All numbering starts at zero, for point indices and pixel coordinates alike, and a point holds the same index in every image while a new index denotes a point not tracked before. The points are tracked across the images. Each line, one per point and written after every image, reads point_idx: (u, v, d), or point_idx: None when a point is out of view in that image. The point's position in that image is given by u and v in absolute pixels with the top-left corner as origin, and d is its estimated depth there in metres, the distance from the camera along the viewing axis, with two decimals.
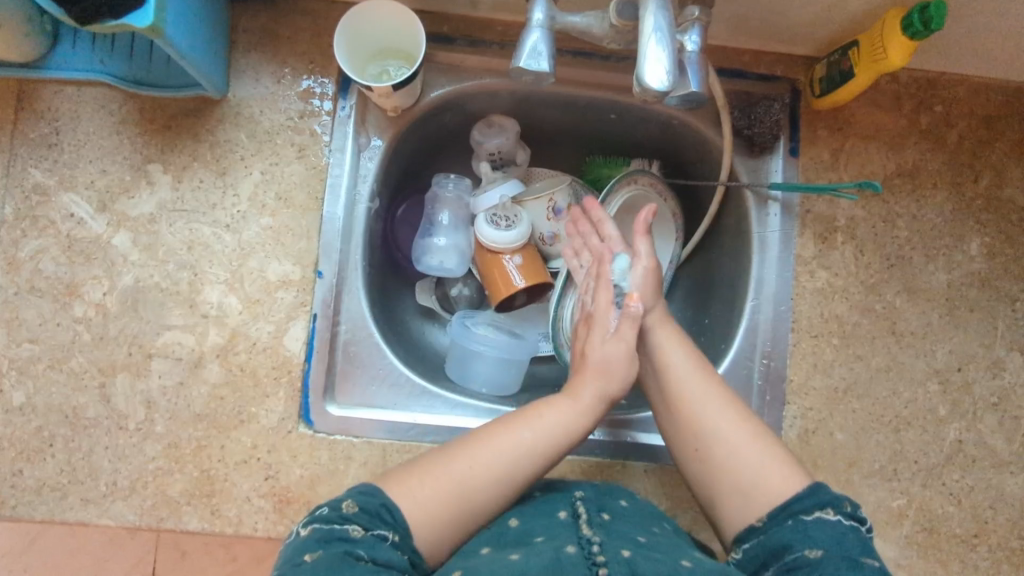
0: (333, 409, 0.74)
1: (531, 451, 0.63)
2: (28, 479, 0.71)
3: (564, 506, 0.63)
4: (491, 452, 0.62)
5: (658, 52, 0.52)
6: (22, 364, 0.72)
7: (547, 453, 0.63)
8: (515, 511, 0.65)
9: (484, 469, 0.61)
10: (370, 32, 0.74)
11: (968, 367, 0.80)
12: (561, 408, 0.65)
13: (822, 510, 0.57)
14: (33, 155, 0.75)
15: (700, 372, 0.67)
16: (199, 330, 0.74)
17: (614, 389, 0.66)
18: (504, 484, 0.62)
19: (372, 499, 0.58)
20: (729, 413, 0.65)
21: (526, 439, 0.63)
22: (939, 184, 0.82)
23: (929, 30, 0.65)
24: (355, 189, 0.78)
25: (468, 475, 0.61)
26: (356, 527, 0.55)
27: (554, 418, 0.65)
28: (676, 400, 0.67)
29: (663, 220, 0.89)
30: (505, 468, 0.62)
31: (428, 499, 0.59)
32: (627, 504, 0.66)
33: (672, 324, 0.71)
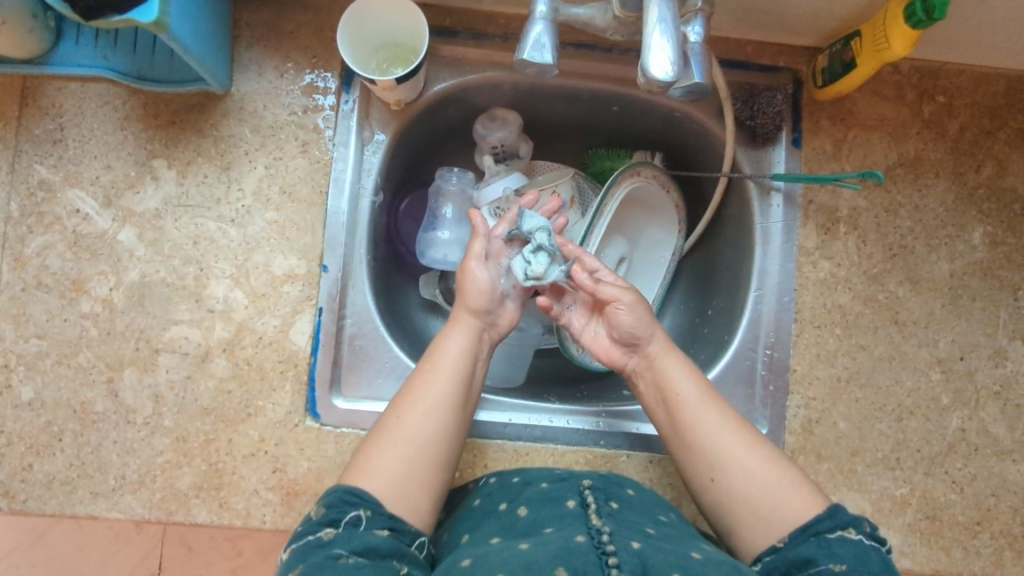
0: (339, 402, 0.75)
1: (443, 377, 0.67)
2: (38, 473, 0.72)
3: (573, 494, 0.64)
4: (412, 396, 0.66)
5: (662, 43, 0.52)
6: (30, 360, 0.73)
7: (461, 373, 0.68)
8: (523, 501, 0.65)
9: (412, 412, 0.65)
10: (373, 26, 0.74)
11: (970, 356, 0.81)
12: (457, 334, 0.70)
13: (844, 529, 0.58)
14: (38, 151, 0.75)
15: (707, 399, 0.67)
16: (205, 324, 0.74)
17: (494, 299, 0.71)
18: (444, 408, 0.65)
19: (334, 494, 0.60)
20: (741, 438, 0.65)
21: (436, 371, 0.67)
22: (942, 174, 0.82)
23: (932, 19, 0.65)
24: (359, 183, 0.78)
25: (411, 420, 0.64)
26: (329, 528, 0.57)
27: (453, 346, 0.69)
28: (688, 430, 0.66)
29: (666, 215, 0.90)
30: (432, 398, 0.66)
31: (388, 464, 0.62)
32: (634, 492, 0.68)
33: (675, 348, 0.71)
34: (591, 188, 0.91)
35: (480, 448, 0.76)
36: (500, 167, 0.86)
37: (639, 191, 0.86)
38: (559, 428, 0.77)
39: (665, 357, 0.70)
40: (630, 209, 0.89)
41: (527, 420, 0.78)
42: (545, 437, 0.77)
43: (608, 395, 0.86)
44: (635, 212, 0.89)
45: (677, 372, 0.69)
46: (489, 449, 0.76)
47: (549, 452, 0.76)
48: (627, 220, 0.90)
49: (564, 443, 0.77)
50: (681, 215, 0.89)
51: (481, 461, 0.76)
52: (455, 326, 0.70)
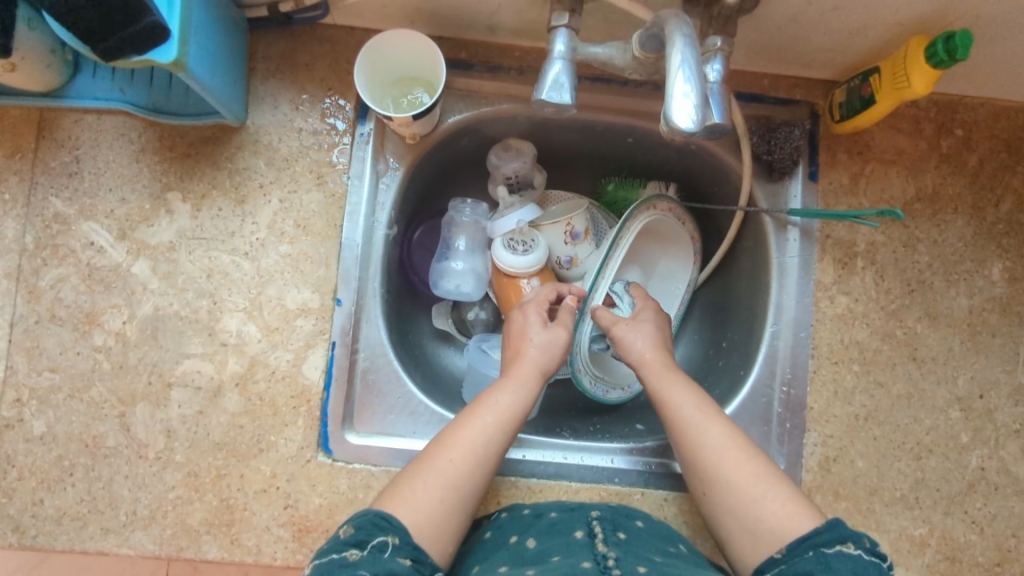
0: (351, 438, 0.74)
1: (498, 430, 0.66)
2: (49, 508, 0.71)
3: (581, 526, 0.65)
4: (461, 441, 0.65)
5: (685, 87, 0.50)
6: (43, 394, 0.72)
7: (511, 428, 0.67)
8: (532, 533, 0.66)
9: (465, 461, 0.64)
10: (390, 60, 0.74)
11: (990, 394, 0.80)
12: (509, 389, 0.69)
13: (842, 543, 0.58)
14: (54, 183, 0.75)
15: (707, 417, 0.68)
16: (218, 358, 0.74)
17: (550, 360, 0.72)
18: (488, 460, 0.65)
19: (364, 518, 0.60)
20: (737, 453, 0.66)
21: (490, 422, 0.66)
22: (960, 208, 0.81)
23: (954, 60, 0.64)
24: (373, 216, 0.78)
25: (455, 466, 0.64)
26: (354, 550, 0.57)
27: (503, 401, 0.68)
28: (681, 443, 0.68)
29: (681, 250, 0.89)
30: (483, 450, 0.65)
31: (428, 500, 0.62)
32: (642, 524, 0.68)
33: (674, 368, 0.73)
34: (605, 219, 0.90)
35: (493, 485, 0.76)
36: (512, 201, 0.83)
37: (655, 224, 0.86)
38: (573, 466, 0.77)
39: (670, 378, 0.71)
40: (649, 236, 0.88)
41: (541, 457, 0.77)
42: (559, 474, 0.76)
43: (620, 429, 0.85)
44: (655, 242, 0.89)
45: (678, 387, 0.70)
46: (503, 486, 0.75)
47: (563, 489, 0.76)
48: (646, 248, 0.89)
49: (579, 480, 0.76)
50: (694, 247, 0.89)
51: (493, 498, 0.75)
52: (510, 378, 0.70)
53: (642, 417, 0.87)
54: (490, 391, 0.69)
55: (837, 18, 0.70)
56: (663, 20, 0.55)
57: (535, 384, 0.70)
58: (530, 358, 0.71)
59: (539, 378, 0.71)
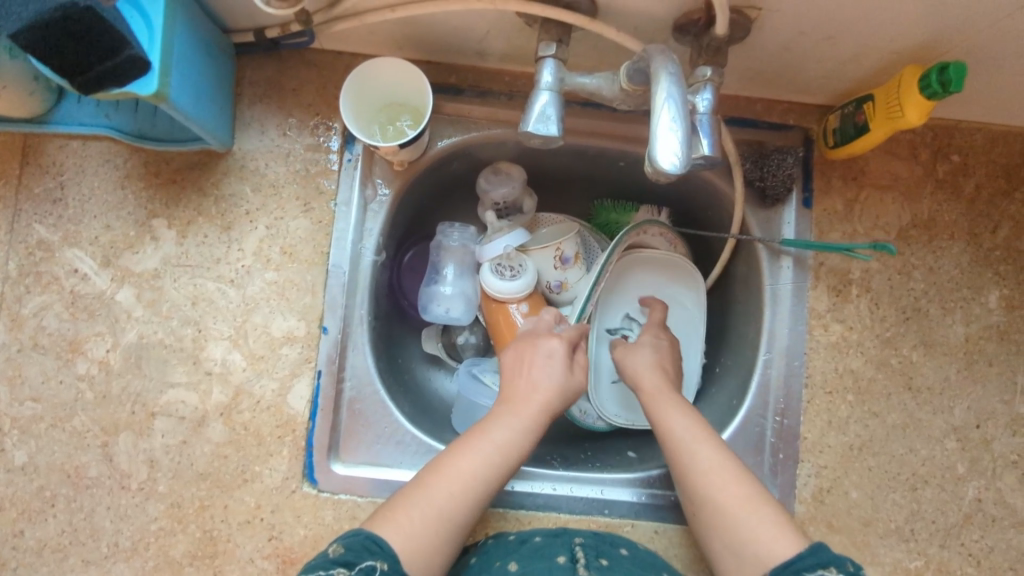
0: (337, 468, 0.73)
1: (497, 466, 0.65)
2: (29, 540, 0.70)
3: (563, 551, 0.66)
4: (459, 473, 0.63)
5: (671, 124, 0.49)
6: (25, 424, 0.71)
7: (512, 465, 0.66)
8: (514, 557, 0.66)
9: (461, 494, 0.63)
10: (377, 87, 0.73)
11: (987, 424, 0.78)
12: (509, 424, 0.67)
13: (825, 568, 0.57)
14: (38, 210, 0.74)
15: (700, 438, 0.66)
16: (203, 387, 0.73)
17: (559, 402, 0.70)
18: (485, 493, 0.64)
19: (355, 537, 0.60)
20: (725, 475, 0.64)
21: (491, 456, 0.65)
22: (956, 235, 0.80)
23: (948, 91, 0.63)
24: (361, 243, 0.77)
25: (451, 497, 0.62)
26: (342, 569, 0.57)
27: (501, 436, 0.66)
28: (674, 464, 0.67)
29: (686, 283, 0.87)
30: (479, 485, 0.64)
31: (421, 531, 0.61)
32: (627, 552, 0.68)
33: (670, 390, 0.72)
34: (598, 242, 0.89)
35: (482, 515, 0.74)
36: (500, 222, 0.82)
37: (646, 264, 0.88)
38: (563, 497, 0.75)
39: (668, 398, 0.71)
40: (649, 277, 0.88)
41: (530, 488, 0.76)
42: (548, 504, 0.75)
43: (612, 457, 0.84)
44: (660, 282, 0.88)
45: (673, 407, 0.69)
46: (491, 517, 0.74)
47: (553, 520, 0.74)
48: (653, 291, 0.88)
49: (568, 511, 0.75)
50: (694, 272, 0.86)
51: (481, 529, 0.74)
52: (516, 411, 0.68)
53: (634, 444, 0.86)
54: (495, 424, 0.67)
55: (829, 46, 0.69)
56: (649, 54, 0.54)
57: (537, 422, 0.68)
58: (542, 398, 0.69)
59: (541, 414, 0.68)
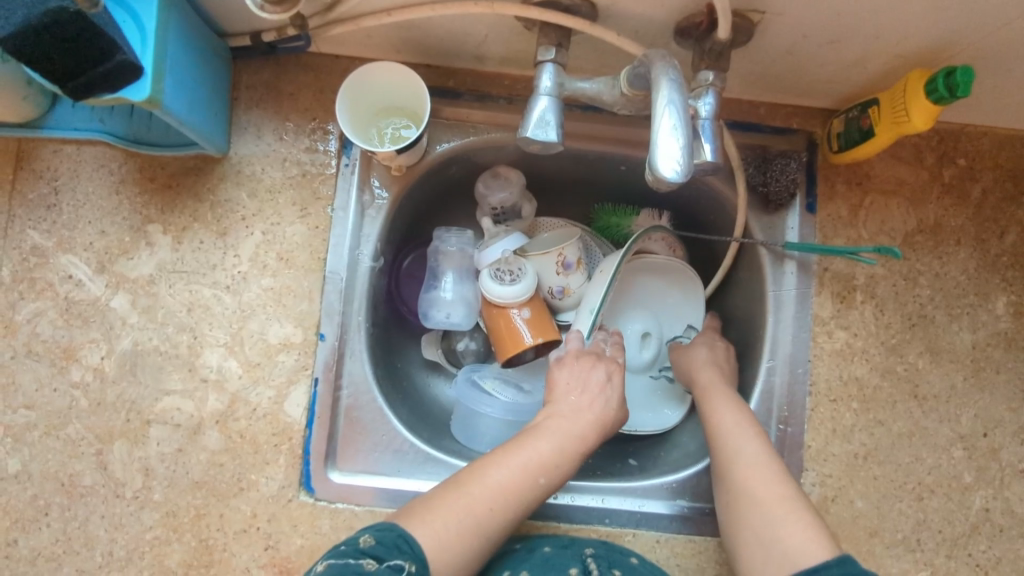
0: (334, 476, 0.72)
1: (537, 484, 0.64)
2: (23, 549, 0.70)
3: (575, 562, 0.66)
4: (501, 485, 0.63)
5: (672, 131, 0.48)
6: (18, 431, 0.71)
7: (552, 484, 0.66)
8: (526, 567, 0.66)
9: (500, 507, 0.62)
10: (374, 91, 0.72)
11: (994, 432, 0.77)
12: (554, 440, 0.67)
13: None
14: (32, 216, 0.73)
15: (751, 437, 0.67)
16: (199, 395, 0.72)
17: (602, 431, 0.70)
18: (521, 508, 0.64)
19: (387, 533, 0.58)
20: (768, 472, 0.65)
21: (534, 473, 0.64)
22: (963, 241, 0.79)
23: (955, 96, 0.62)
24: (358, 249, 0.76)
25: (490, 509, 0.62)
26: (371, 560, 0.55)
27: (545, 452, 0.66)
28: (719, 455, 0.68)
29: (685, 288, 0.86)
30: (517, 501, 0.63)
31: (457, 537, 0.60)
32: (638, 561, 0.68)
33: (729, 392, 0.72)
34: (599, 248, 0.88)
35: None
36: (498, 229, 0.81)
37: (638, 270, 0.87)
38: (563, 507, 0.74)
39: (719, 396, 0.72)
40: (642, 282, 0.87)
41: None
42: (547, 515, 0.74)
43: (614, 464, 0.83)
44: (655, 288, 0.87)
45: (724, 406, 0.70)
46: None
47: (553, 530, 0.74)
48: (648, 297, 0.87)
49: (569, 521, 0.74)
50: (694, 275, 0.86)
51: None
52: (564, 428, 0.68)
53: (635, 452, 0.85)
54: (542, 438, 0.67)
55: (833, 50, 0.68)
56: (650, 59, 0.53)
57: (581, 446, 0.68)
58: (592, 424, 0.69)
59: (586, 437, 0.68)
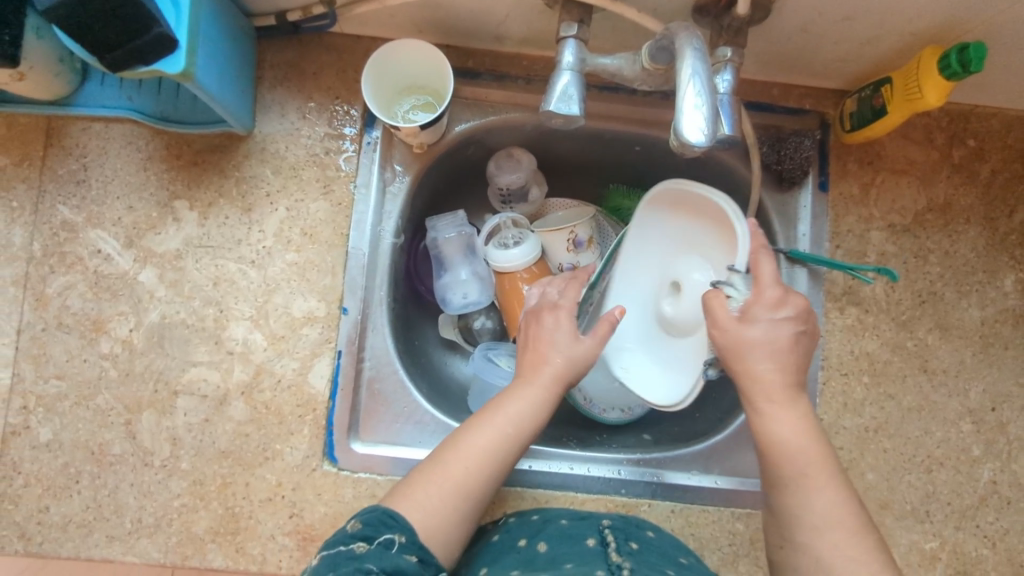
0: (357, 447, 0.74)
1: (509, 442, 0.64)
2: (54, 515, 0.71)
3: (592, 533, 0.65)
4: (475, 450, 0.63)
5: (696, 99, 0.50)
6: (50, 401, 0.73)
7: (525, 435, 0.65)
8: (542, 537, 0.66)
9: (476, 469, 0.63)
10: (396, 69, 0.74)
11: (1002, 407, 0.79)
12: (527, 396, 0.66)
13: None
14: (62, 191, 0.75)
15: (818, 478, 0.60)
16: (225, 366, 0.74)
17: (573, 375, 0.67)
18: (499, 468, 0.64)
19: (371, 513, 0.60)
20: (832, 523, 0.58)
21: (504, 430, 0.64)
22: (972, 219, 0.80)
23: (968, 72, 0.64)
24: (380, 225, 0.77)
25: (466, 473, 0.63)
26: (362, 543, 0.57)
27: (512, 408, 0.65)
28: (778, 492, 0.61)
29: (727, 227, 0.72)
30: (495, 457, 0.64)
31: (442, 508, 0.61)
32: (654, 535, 0.68)
33: (794, 409, 0.61)
34: (612, 227, 0.90)
35: (500, 494, 0.75)
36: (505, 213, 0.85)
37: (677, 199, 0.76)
38: (580, 476, 0.76)
39: (782, 415, 0.61)
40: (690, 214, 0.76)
41: (547, 467, 0.76)
42: (563, 485, 0.76)
43: (629, 440, 0.85)
44: (708, 226, 0.75)
45: (786, 431, 0.61)
46: (508, 496, 0.75)
47: (569, 500, 0.75)
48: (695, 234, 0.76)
49: (585, 491, 0.76)
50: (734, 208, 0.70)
51: (499, 508, 0.75)
52: (524, 380, 0.67)
53: (649, 427, 0.87)
54: (509, 399, 0.66)
55: (847, 29, 0.70)
56: (673, 32, 0.55)
57: (551, 394, 0.66)
58: (555, 369, 0.67)
59: (555, 385, 0.67)
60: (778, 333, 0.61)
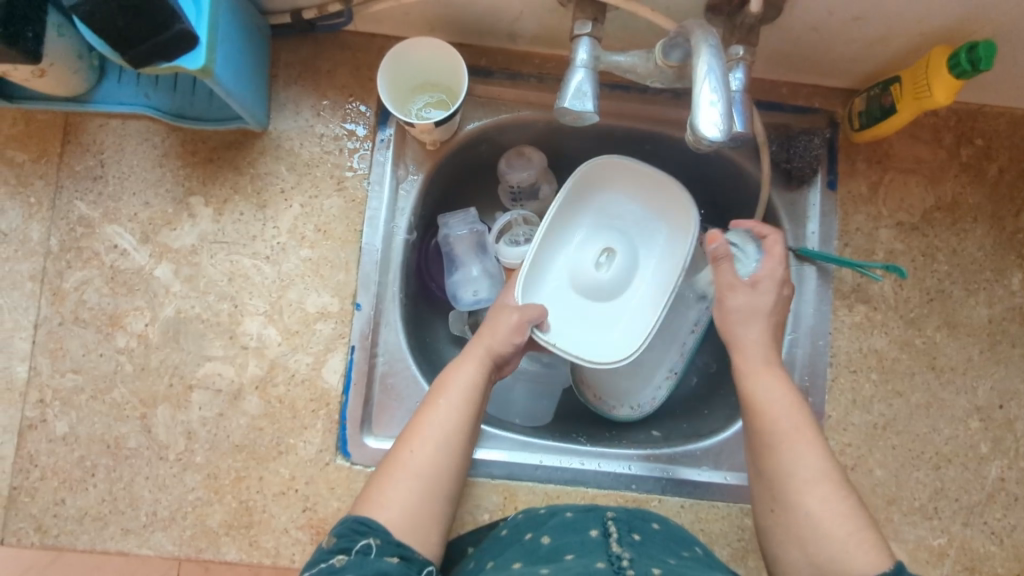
0: (370, 441, 0.74)
1: (455, 416, 0.64)
2: (71, 508, 0.72)
3: (596, 525, 0.65)
4: (423, 437, 0.63)
5: (711, 96, 0.51)
6: (66, 395, 0.73)
7: (477, 407, 0.66)
8: (547, 529, 0.66)
9: (428, 451, 0.63)
10: (411, 67, 0.75)
11: (1010, 404, 0.79)
12: (463, 372, 0.67)
13: None
14: (79, 187, 0.76)
15: (803, 434, 0.61)
16: (239, 361, 0.74)
17: (503, 344, 0.70)
18: (452, 447, 0.63)
19: (343, 525, 0.59)
20: (822, 480, 0.59)
21: (445, 406, 0.65)
22: (980, 218, 0.81)
23: (978, 70, 0.65)
24: (393, 221, 0.78)
25: (421, 459, 0.62)
26: (341, 556, 0.56)
27: (454, 384, 0.66)
28: (766, 454, 0.62)
29: (641, 191, 0.82)
30: (446, 436, 0.63)
31: (407, 499, 0.60)
32: (659, 526, 0.68)
33: (777, 369, 0.66)
34: None
35: (511, 490, 0.76)
36: (516, 210, 0.86)
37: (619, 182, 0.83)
38: (590, 471, 0.77)
39: (764, 375, 0.65)
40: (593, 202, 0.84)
41: (558, 462, 0.77)
42: (573, 481, 0.76)
43: (638, 436, 0.85)
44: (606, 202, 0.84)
45: (770, 392, 0.64)
46: (519, 491, 0.75)
47: (580, 495, 0.76)
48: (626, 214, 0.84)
49: (596, 486, 0.76)
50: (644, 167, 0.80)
51: (511, 504, 0.75)
52: (468, 357, 0.69)
53: (658, 424, 0.87)
54: (445, 379, 0.67)
55: (858, 28, 0.70)
56: (688, 29, 0.55)
57: (485, 364, 0.69)
58: (486, 343, 0.70)
59: (490, 355, 0.69)
60: (776, 300, 0.69)
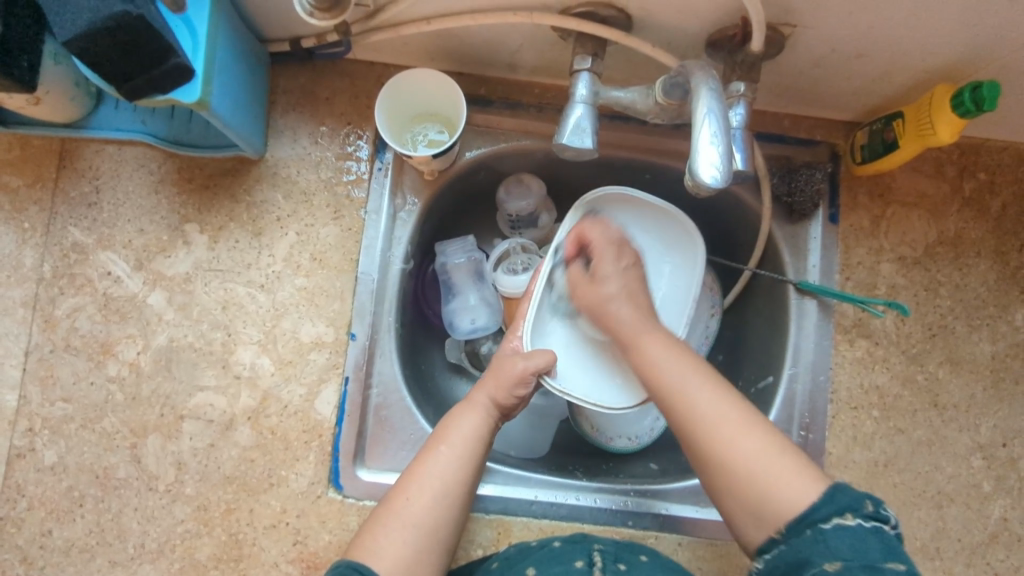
0: (362, 474, 0.73)
1: (457, 466, 0.65)
2: (57, 539, 0.71)
3: (580, 555, 0.65)
4: (422, 486, 0.63)
5: (710, 138, 0.50)
6: (55, 424, 0.72)
7: (478, 459, 0.66)
8: (531, 561, 0.65)
9: (427, 501, 0.63)
10: (410, 96, 0.74)
11: (1013, 443, 0.78)
12: (467, 420, 0.67)
13: (840, 515, 0.55)
14: (73, 214, 0.75)
15: (698, 371, 0.65)
16: (231, 391, 0.73)
17: (511, 389, 0.68)
18: (453, 498, 0.64)
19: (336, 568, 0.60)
20: (730, 419, 0.61)
21: (444, 455, 0.65)
22: (982, 253, 0.80)
23: (981, 110, 0.64)
24: (390, 250, 0.77)
25: (420, 512, 0.62)
26: None
27: (455, 432, 0.66)
28: (675, 409, 0.64)
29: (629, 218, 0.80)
30: (444, 486, 0.64)
31: (405, 549, 0.61)
32: (647, 558, 0.67)
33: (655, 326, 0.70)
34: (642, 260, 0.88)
35: (504, 524, 0.74)
36: (514, 239, 0.86)
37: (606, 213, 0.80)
38: (585, 507, 0.75)
39: (647, 333, 0.69)
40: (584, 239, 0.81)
41: (553, 498, 0.76)
42: (569, 515, 0.75)
43: (636, 469, 0.84)
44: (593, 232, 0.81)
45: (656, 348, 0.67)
46: (513, 526, 0.74)
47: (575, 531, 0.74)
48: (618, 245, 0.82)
49: (591, 522, 0.75)
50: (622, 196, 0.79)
51: (505, 539, 0.74)
52: (471, 405, 0.68)
53: (656, 455, 0.86)
54: (445, 427, 0.67)
55: (860, 64, 0.70)
56: (689, 70, 0.55)
57: (488, 411, 0.68)
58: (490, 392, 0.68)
59: (494, 401, 0.68)
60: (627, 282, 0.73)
